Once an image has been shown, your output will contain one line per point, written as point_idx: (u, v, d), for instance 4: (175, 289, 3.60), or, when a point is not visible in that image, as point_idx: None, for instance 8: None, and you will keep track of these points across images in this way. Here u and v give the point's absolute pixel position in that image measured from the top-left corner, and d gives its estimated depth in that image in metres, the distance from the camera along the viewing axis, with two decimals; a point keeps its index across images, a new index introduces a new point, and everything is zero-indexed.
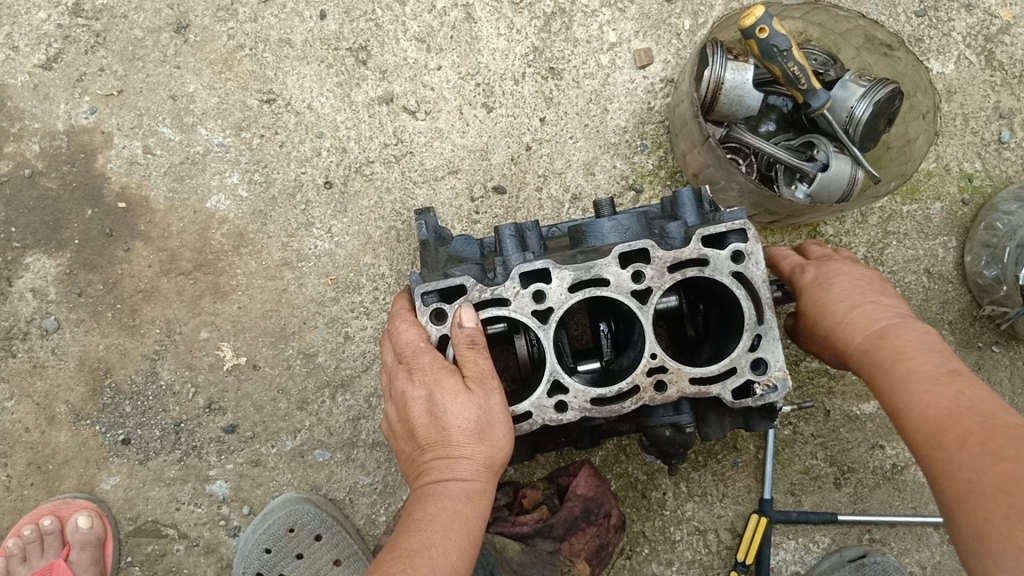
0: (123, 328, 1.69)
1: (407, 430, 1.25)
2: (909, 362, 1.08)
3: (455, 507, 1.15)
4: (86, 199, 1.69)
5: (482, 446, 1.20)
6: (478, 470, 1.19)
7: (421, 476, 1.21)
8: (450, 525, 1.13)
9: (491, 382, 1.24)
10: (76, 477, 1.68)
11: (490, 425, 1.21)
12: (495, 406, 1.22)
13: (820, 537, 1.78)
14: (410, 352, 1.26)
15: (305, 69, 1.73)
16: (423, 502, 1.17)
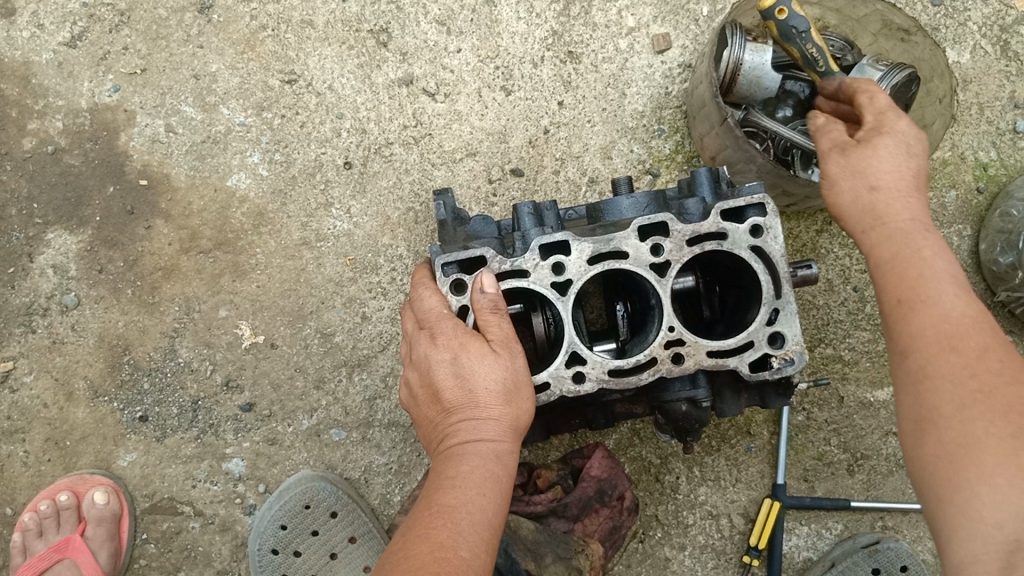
0: (142, 305, 1.70)
1: (430, 394, 1.28)
2: (932, 300, 0.99)
3: (487, 464, 1.20)
4: (108, 176, 1.70)
5: (509, 408, 1.24)
6: (506, 431, 1.24)
7: (448, 438, 1.24)
8: (484, 482, 1.17)
9: (514, 347, 1.29)
10: (94, 453, 1.69)
11: (516, 387, 1.26)
12: (520, 369, 1.27)
13: (833, 523, 1.78)
14: (433, 318, 1.29)
15: (327, 50, 1.74)
16: (453, 461, 1.20)
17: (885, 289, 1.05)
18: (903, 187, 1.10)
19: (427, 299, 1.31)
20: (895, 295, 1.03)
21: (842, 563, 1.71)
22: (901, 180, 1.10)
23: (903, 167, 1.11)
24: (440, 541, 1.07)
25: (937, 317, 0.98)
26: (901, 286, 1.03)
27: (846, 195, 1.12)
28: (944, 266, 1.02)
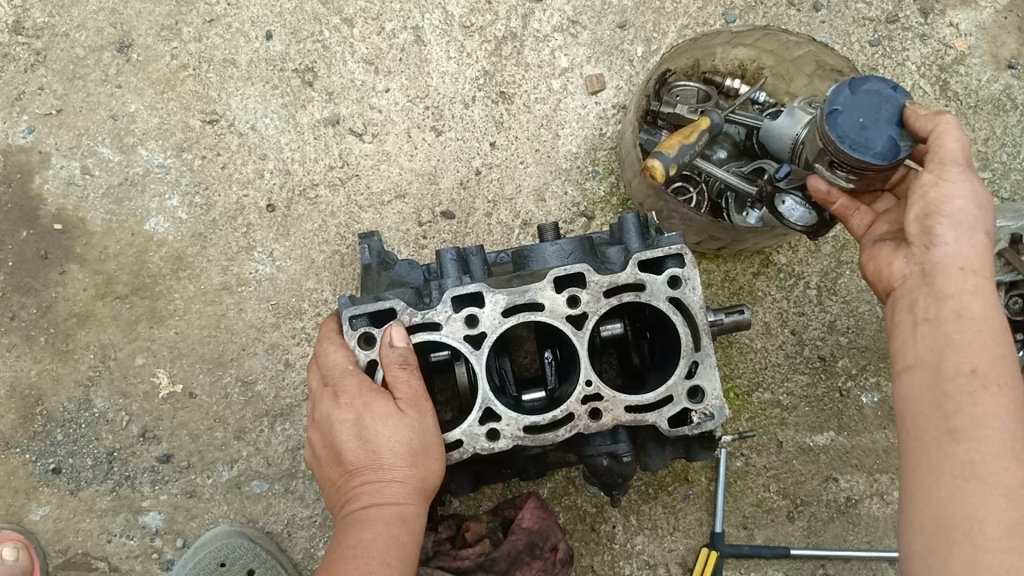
0: (56, 353, 1.64)
1: (333, 455, 1.22)
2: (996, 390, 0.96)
3: (391, 534, 1.15)
4: (21, 219, 1.64)
5: (417, 471, 1.19)
6: (412, 496, 1.19)
7: (350, 502, 1.19)
8: (387, 555, 1.13)
9: (425, 405, 1.23)
10: (5, 506, 1.62)
11: (424, 448, 1.20)
12: (429, 428, 1.22)
13: (772, 572, 1.73)
14: (340, 375, 1.23)
15: (250, 90, 1.69)
16: (354, 528, 1.15)
17: (949, 362, 1.00)
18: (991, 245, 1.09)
19: (331, 354, 1.24)
20: (967, 372, 0.98)
21: None
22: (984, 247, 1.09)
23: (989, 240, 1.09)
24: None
25: (991, 419, 0.94)
26: (972, 367, 0.99)
27: (958, 235, 1.08)
28: (1012, 373, 0.99)
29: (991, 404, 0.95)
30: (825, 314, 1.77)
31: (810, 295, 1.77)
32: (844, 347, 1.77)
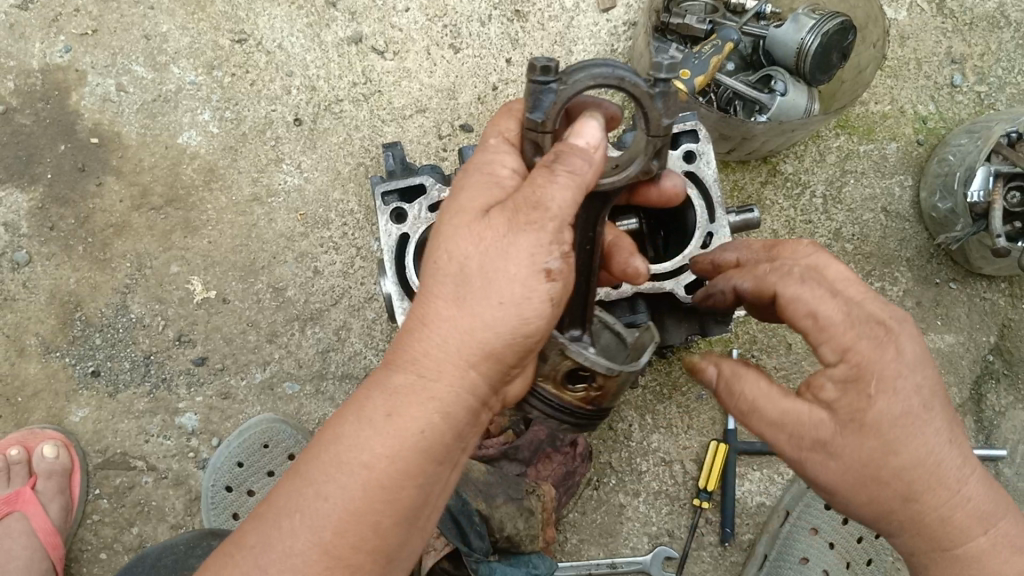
0: (94, 262, 1.71)
1: (447, 264, 0.96)
2: (938, 493, 0.95)
3: (411, 368, 0.97)
4: (59, 134, 1.71)
5: (462, 311, 0.95)
6: (449, 342, 0.95)
7: (436, 327, 0.96)
8: (395, 391, 0.96)
9: (553, 222, 0.93)
10: (46, 409, 1.69)
11: (492, 275, 0.93)
12: (522, 261, 0.93)
13: (784, 469, 1.81)
14: (513, 167, 1.02)
15: (277, 11, 1.77)
16: (426, 372, 0.96)
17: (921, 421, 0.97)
18: (889, 482, 0.94)
19: (498, 127, 1.06)
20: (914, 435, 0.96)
21: (795, 509, 1.76)
22: (915, 448, 0.93)
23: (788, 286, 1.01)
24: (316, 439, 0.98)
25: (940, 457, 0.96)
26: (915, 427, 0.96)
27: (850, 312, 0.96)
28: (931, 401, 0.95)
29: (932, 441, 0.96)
30: (831, 222, 1.84)
31: (816, 202, 1.84)
32: (849, 253, 1.85)
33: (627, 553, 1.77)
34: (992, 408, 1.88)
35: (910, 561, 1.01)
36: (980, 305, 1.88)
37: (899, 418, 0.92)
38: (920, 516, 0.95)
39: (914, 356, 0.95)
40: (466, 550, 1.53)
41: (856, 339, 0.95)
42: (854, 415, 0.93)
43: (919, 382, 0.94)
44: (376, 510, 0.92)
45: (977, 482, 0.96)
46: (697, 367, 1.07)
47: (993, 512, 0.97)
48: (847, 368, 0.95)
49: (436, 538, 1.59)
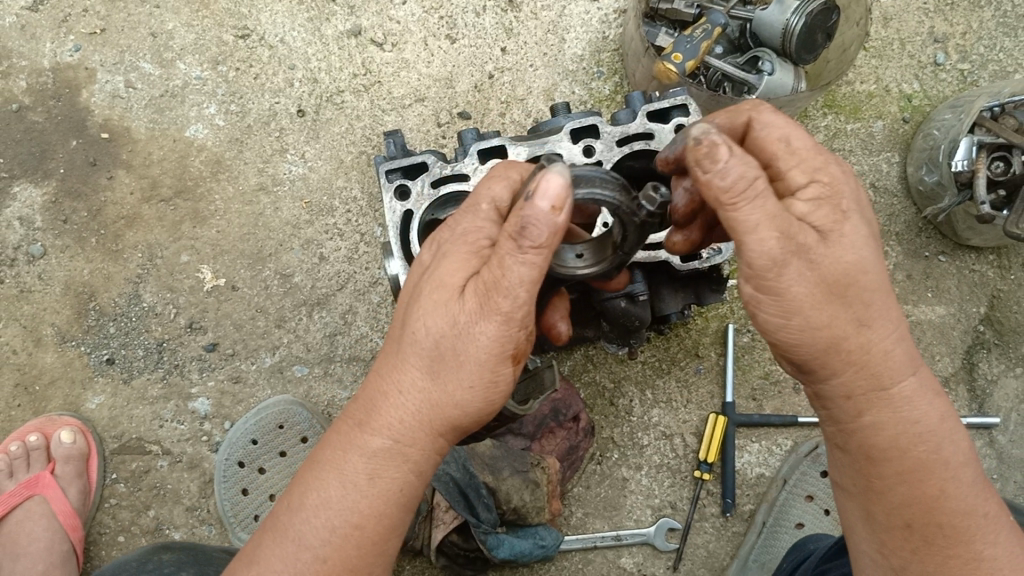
0: (107, 253, 1.76)
1: (415, 341, 0.99)
2: (881, 324, 0.99)
3: (387, 434, 1.01)
4: (71, 130, 1.77)
5: (438, 388, 0.98)
6: (422, 412, 0.99)
7: (406, 398, 1.00)
8: (374, 455, 1.01)
9: (513, 317, 0.94)
10: (62, 397, 1.74)
11: (460, 365, 0.97)
12: (497, 350, 0.96)
13: (782, 440, 1.86)
14: (485, 233, 1.01)
15: (278, 6, 1.83)
16: (399, 439, 1.01)
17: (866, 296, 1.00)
18: (854, 301, 0.97)
19: (489, 190, 1.03)
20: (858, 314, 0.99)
21: (792, 478, 1.81)
22: (876, 270, 0.98)
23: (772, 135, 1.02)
24: (299, 489, 1.04)
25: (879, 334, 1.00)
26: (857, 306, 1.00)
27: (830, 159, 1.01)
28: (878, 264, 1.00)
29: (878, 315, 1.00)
30: None
31: None
32: None
33: (630, 525, 1.82)
34: (984, 376, 1.92)
35: (832, 405, 1.05)
36: (970, 278, 1.93)
37: (866, 241, 0.97)
38: (863, 348, 0.99)
39: (858, 190, 1.03)
40: (474, 520, 1.60)
41: (826, 163, 1.00)
42: (830, 228, 0.96)
43: (870, 217, 1.00)
44: (362, 563, 1.01)
45: (904, 324, 1.02)
46: (714, 150, 0.90)
47: (915, 356, 1.03)
48: (819, 188, 0.99)
49: (444, 511, 1.66)
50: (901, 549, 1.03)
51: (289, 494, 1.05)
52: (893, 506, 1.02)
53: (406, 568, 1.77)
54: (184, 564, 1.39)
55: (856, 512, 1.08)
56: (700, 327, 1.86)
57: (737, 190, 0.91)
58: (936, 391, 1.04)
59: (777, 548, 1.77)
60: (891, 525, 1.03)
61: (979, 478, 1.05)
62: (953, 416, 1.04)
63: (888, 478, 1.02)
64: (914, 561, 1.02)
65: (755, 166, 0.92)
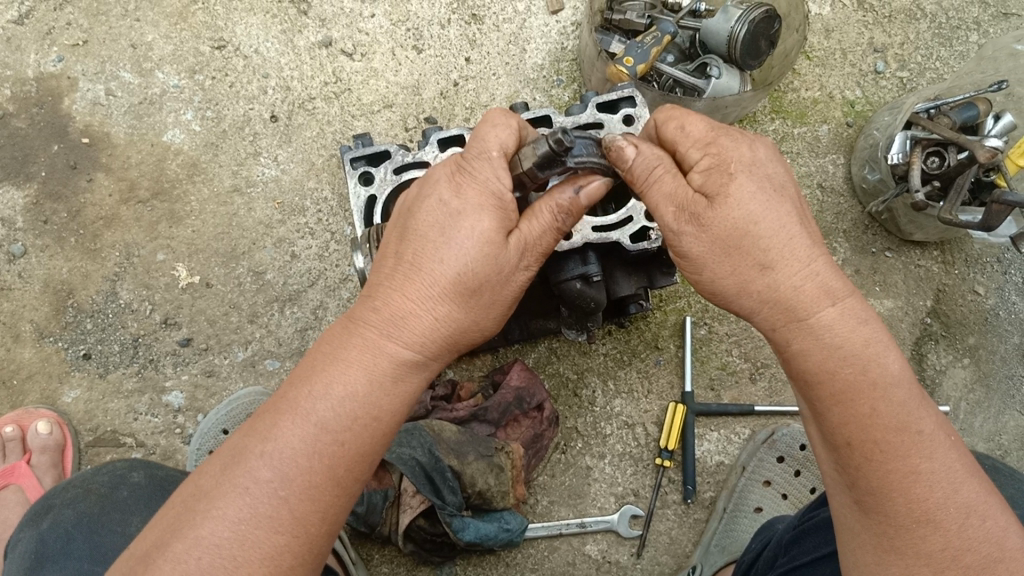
0: (86, 252, 1.84)
1: (438, 260, 1.06)
2: (789, 262, 1.06)
3: (415, 347, 1.07)
4: (53, 136, 1.86)
5: (464, 314, 1.08)
6: (447, 334, 1.08)
7: (424, 315, 1.07)
8: (399, 363, 1.06)
9: (531, 252, 1.11)
10: (40, 391, 1.80)
11: (481, 290, 1.08)
12: (507, 282, 1.09)
13: (740, 428, 1.92)
14: (508, 181, 1.10)
15: (252, 19, 1.93)
16: (413, 357, 1.08)
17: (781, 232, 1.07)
18: (752, 251, 1.06)
19: (496, 134, 1.12)
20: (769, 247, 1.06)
21: (749, 464, 1.87)
22: (771, 217, 1.06)
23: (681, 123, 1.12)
24: (315, 377, 1.04)
25: (791, 263, 1.06)
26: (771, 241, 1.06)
27: (723, 136, 1.10)
28: (784, 209, 1.07)
29: (789, 249, 1.06)
30: None
31: None
32: None
33: (595, 512, 1.87)
34: (933, 368, 1.94)
35: (771, 339, 1.12)
36: (915, 272, 1.97)
37: (754, 196, 1.06)
38: (771, 287, 1.07)
39: (765, 157, 1.11)
40: (439, 503, 1.62)
41: (719, 138, 1.10)
42: (719, 189, 1.07)
43: (767, 174, 1.09)
44: (369, 454, 1.04)
45: (823, 258, 1.08)
46: (620, 150, 1.12)
47: (841, 287, 1.08)
48: (711, 160, 1.09)
49: (411, 496, 1.66)
50: (847, 466, 1.06)
51: (299, 382, 1.04)
52: (833, 426, 1.05)
53: (375, 557, 1.82)
54: (136, 466, 1.47)
55: (816, 438, 1.11)
56: (659, 320, 1.94)
57: (640, 176, 1.12)
58: (866, 317, 1.07)
59: (736, 532, 1.82)
60: (835, 445, 1.06)
61: (919, 398, 1.06)
62: (885, 339, 1.06)
63: (824, 399, 1.06)
64: (858, 479, 1.05)
65: (659, 155, 1.11)
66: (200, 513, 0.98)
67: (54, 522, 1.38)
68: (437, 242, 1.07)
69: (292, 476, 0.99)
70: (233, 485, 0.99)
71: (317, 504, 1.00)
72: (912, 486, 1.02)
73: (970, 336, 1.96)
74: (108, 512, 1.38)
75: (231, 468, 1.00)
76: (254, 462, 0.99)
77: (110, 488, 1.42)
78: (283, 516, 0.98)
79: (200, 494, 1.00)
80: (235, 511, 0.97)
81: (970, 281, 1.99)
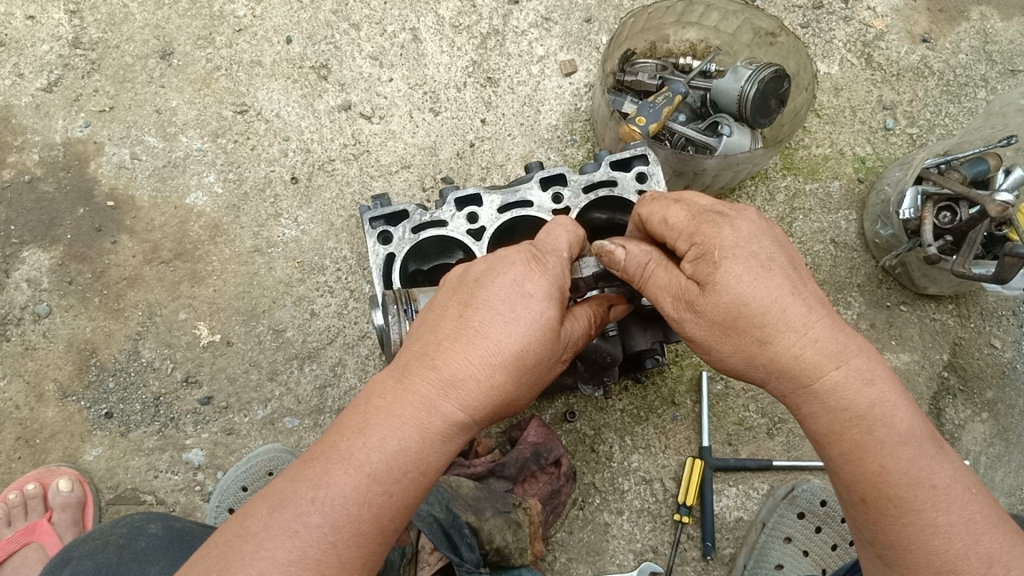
0: (109, 312, 1.87)
1: (503, 335, 1.10)
2: (787, 334, 1.10)
3: (469, 411, 1.09)
4: (78, 199, 1.92)
5: (515, 387, 1.11)
6: (497, 402, 1.11)
7: (483, 386, 1.09)
8: (451, 426, 1.09)
9: (571, 348, 1.20)
10: (62, 449, 1.82)
11: (530, 368, 1.12)
12: (550, 367, 1.16)
13: (759, 483, 1.91)
14: (566, 275, 1.17)
15: (274, 85, 1.99)
16: (464, 423, 1.10)
17: (765, 313, 1.09)
18: (750, 330, 1.10)
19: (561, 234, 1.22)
20: (757, 326, 1.09)
21: (769, 520, 1.85)
22: (762, 296, 1.09)
23: (673, 213, 1.18)
24: (368, 428, 1.06)
25: (790, 332, 1.10)
26: (763, 320, 1.09)
27: (717, 224, 1.13)
28: (775, 286, 1.10)
29: (786, 324, 1.09)
30: None
31: None
32: None
33: (614, 569, 1.85)
34: (951, 422, 1.94)
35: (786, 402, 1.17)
36: (931, 325, 1.97)
37: (742, 279, 1.09)
38: (775, 357, 1.11)
39: (750, 232, 1.13)
40: (456, 560, 1.57)
41: (701, 226, 1.14)
42: (709, 278, 1.10)
43: (757, 250, 1.11)
44: (411, 507, 1.07)
45: (821, 324, 1.10)
46: (609, 253, 1.17)
47: (841, 350, 1.11)
48: (697, 248, 1.13)
49: (429, 553, 1.65)
50: (866, 521, 1.10)
51: (352, 432, 1.06)
52: (849, 483, 1.10)
53: None
54: (153, 519, 1.48)
55: (839, 495, 1.16)
56: (676, 375, 1.94)
57: (635, 274, 1.18)
58: (873, 376, 1.10)
59: None
60: (853, 500, 1.11)
61: (932, 451, 1.08)
62: (893, 398, 1.09)
63: (837, 458, 1.11)
64: (877, 533, 1.09)
65: (646, 252, 1.17)
66: (246, 554, 0.98)
67: (74, 572, 1.38)
68: (503, 314, 1.11)
69: (343, 523, 1.01)
70: (284, 529, 1.00)
71: (361, 551, 1.02)
72: (929, 540, 1.05)
73: (987, 390, 1.96)
74: (126, 563, 1.39)
75: (280, 511, 1.01)
76: (305, 508, 1.01)
77: (129, 539, 1.43)
78: (329, 561, 0.99)
79: (247, 534, 1.01)
80: (286, 554, 0.98)
81: (986, 334, 1.98)
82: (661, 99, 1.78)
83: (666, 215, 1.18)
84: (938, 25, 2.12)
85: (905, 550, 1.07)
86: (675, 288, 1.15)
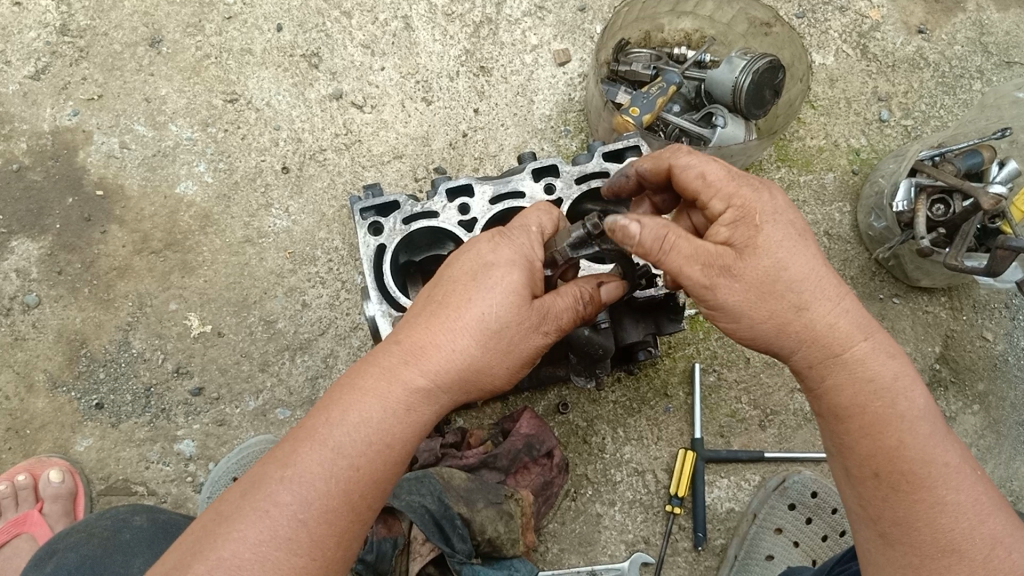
0: (99, 302, 1.86)
1: (462, 305, 1.11)
2: (822, 302, 1.11)
3: (432, 378, 1.09)
4: (67, 188, 1.90)
5: (481, 353, 1.10)
6: (466, 371, 1.11)
7: (446, 353, 1.09)
8: (416, 395, 1.08)
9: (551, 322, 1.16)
10: (52, 440, 1.81)
11: (498, 337, 1.11)
12: (524, 337, 1.13)
13: (750, 475, 1.91)
14: (534, 248, 1.18)
15: (264, 73, 1.97)
16: (433, 392, 1.10)
17: (802, 282, 1.10)
18: (786, 295, 1.10)
19: (536, 215, 1.22)
20: (796, 292, 1.10)
21: (760, 511, 1.85)
22: (800, 263, 1.10)
23: (708, 175, 1.14)
24: (334, 403, 1.06)
25: (820, 302, 1.11)
26: (800, 285, 1.10)
27: (755, 190, 1.13)
28: (809, 255, 1.12)
29: (818, 291, 1.11)
30: None
31: None
32: None
33: (606, 560, 1.86)
34: (943, 413, 1.94)
35: (802, 376, 1.16)
36: (924, 318, 1.97)
37: (783, 243, 1.10)
38: (809, 324, 1.11)
39: (784, 204, 1.15)
40: (448, 550, 1.58)
41: (741, 188, 1.13)
42: (749, 243, 1.10)
43: (792, 220, 1.14)
44: (384, 481, 1.05)
45: (851, 298, 1.13)
46: (624, 227, 1.11)
47: (867, 324, 1.13)
48: (737, 213, 1.12)
49: (421, 543, 1.62)
50: (872, 498, 1.09)
51: (320, 410, 1.07)
52: (862, 458, 1.09)
53: None
54: (139, 510, 1.47)
55: (839, 476, 1.15)
56: (669, 367, 1.94)
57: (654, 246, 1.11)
58: (893, 352, 1.13)
59: None
60: (861, 477, 1.10)
61: (943, 432, 1.10)
62: (912, 374, 1.12)
63: (852, 433, 1.10)
64: (883, 510, 1.08)
65: (664, 223, 1.11)
66: (219, 536, 0.98)
67: (60, 564, 1.38)
68: (467, 286, 1.12)
69: (312, 500, 1.00)
70: (254, 508, 0.99)
71: (332, 527, 1.01)
72: (938, 518, 1.05)
73: (979, 382, 1.96)
74: (112, 554, 1.38)
75: (251, 492, 1.00)
76: (274, 486, 1.00)
77: (114, 530, 1.42)
78: (300, 538, 0.99)
79: (221, 517, 1.01)
80: (256, 533, 0.98)
81: (978, 327, 1.98)
82: (655, 92, 1.77)
83: (700, 176, 1.14)
84: (934, 16, 2.11)
85: (914, 527, 1.05)
86: (702, 255, 1.10)
